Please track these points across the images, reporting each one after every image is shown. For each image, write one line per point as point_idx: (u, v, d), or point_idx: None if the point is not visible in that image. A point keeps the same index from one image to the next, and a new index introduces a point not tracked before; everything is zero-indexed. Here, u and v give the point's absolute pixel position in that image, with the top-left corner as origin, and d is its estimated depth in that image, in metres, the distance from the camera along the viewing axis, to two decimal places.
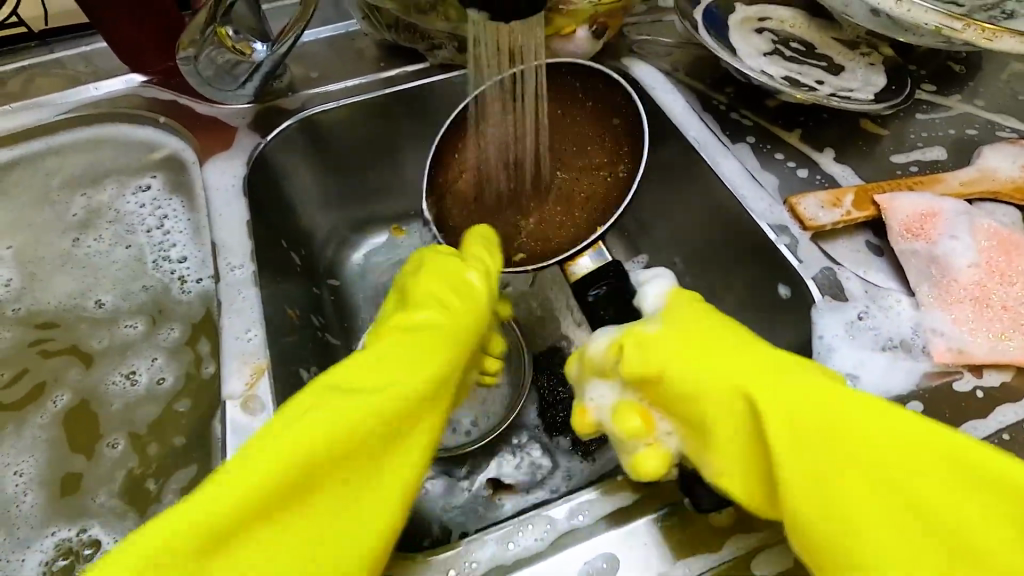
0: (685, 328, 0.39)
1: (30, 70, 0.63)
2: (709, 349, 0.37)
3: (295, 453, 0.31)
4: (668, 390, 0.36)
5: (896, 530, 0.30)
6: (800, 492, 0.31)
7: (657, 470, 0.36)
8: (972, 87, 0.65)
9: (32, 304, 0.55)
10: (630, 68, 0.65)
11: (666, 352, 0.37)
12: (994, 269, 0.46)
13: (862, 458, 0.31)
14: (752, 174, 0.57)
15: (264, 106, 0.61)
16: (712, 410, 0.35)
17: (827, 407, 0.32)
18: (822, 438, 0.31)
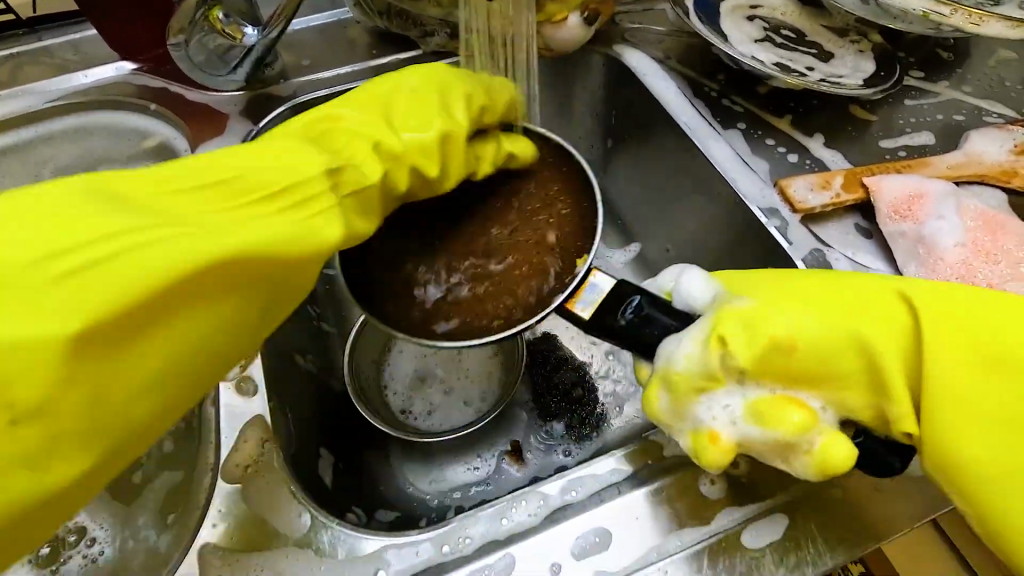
0: (764, 294, 0.38)
1: (18, 58, 0.62)
2: (805, 300, 0.37)
3: (192, 255, 0.28)
4: (798, 351, 0.35)
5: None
6: (978, 395, 0.32)
7: (845, 457, 0.33)
8: (960, 74, 0.66)
9: None
10: (621, 55, 0.65)
11: (773, 316, 0.36)
12: (979, 249, 0.47)
13: (1004, 326, 0.33)
14: (743, 159, 0.58)
15: (255, 93, 0.61)
16: (843, 357, 0.34)
17: (933, 319, 0.34)
18: (962, 323, 0.33)
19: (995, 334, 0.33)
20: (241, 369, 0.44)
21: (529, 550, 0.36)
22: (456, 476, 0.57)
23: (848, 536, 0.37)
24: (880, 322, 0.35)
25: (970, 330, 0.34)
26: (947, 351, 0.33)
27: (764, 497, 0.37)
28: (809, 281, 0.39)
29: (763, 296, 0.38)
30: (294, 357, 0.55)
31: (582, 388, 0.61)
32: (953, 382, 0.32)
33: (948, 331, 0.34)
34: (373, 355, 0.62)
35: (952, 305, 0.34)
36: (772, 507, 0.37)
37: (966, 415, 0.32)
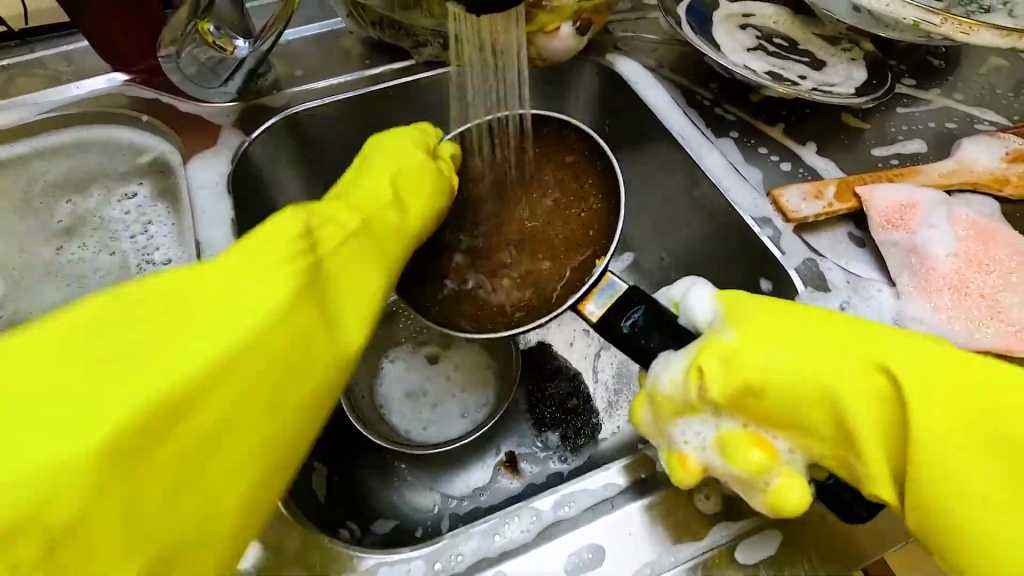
0: (756, 329, 0.37)
1: (9, 70, 0.62)
2: (790, 336, 0.36)
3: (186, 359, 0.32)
4: (773, 391, 0.35)
5: (1004, 478, 0.31)
6: (947, 448, 0.32)
7: (799, 500, 0.33)
8: (951, 82, 0.66)
9: (21, 311, 0.54)
10: (614, 64, 0.65)
11: (756, 354, 0.36)
12: (972, 259, 0.47)
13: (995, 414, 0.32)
14: (736, 168, 0.58)
15: (248, 104, 0.61)
16: (816, 399, 0.34)
17: (921, 371, 0.33)
18: (953, 400, 0.32)
19: (975, 397, 0.32)
20: None
21: (521, 567, 0.36)
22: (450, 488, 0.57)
23: (841, 550, 0.37)
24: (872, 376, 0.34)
25: (950, 386, 0.33)
26: (927, 406, 0.32)
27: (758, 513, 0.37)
28: (802, 314, 0.38)
29: (752, 328, 0.37)
30: None
31: (577, 398, 0.61)
32: (925, 440, 0.32)
33: (926, 386, 0.33)
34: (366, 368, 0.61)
35: (938, 364, 0.34)
36: (767, 522, 0.37)
37: (936, 470, 0.31)
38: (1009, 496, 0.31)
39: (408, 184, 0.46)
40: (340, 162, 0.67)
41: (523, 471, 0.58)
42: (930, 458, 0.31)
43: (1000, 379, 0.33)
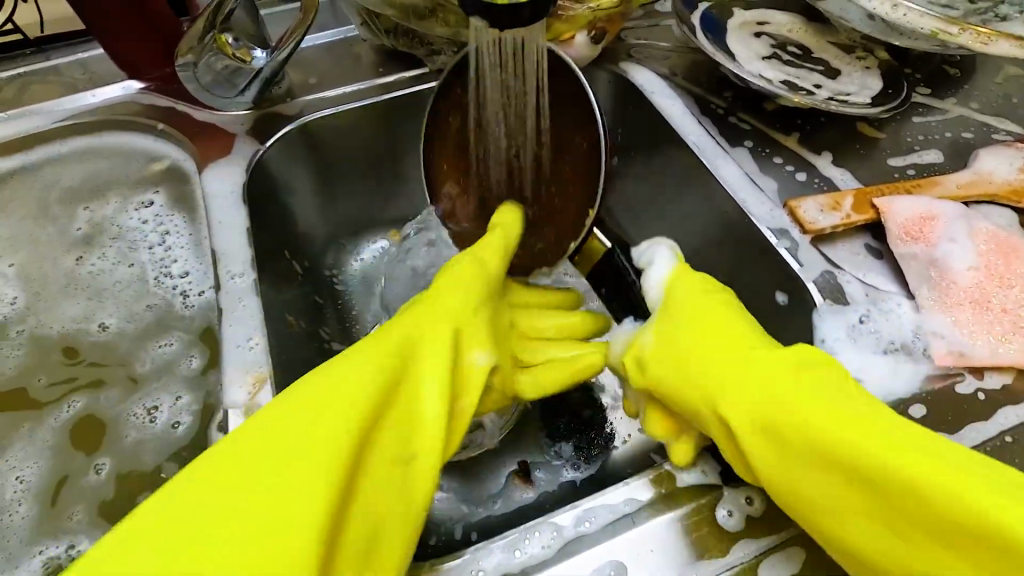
0: (663, 328, 0.42)
1: (25, 78, 0.62)
2: (697, 352, 0.40)
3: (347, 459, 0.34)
4: (671, 392, 0.40)
5: (849, 503, 0.33)
6: (816, 476, 0.34)
7: (687, 453, 0.40)
8: (967, 91, 0.66)
9: (36, 325, 0.54)
10: (627, 73, 0.65)
11: (664, 361, 0.41)
12: (993, 273, 0.47)
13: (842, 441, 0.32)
14: (752, 178, 0.57)
15: (262, 112, 0.61)
16: (703, 407, 0.38)
17: (804, 406, 0.34)
18: (808, 422, 0.34)
19: (835, 432, 0.33)
20: (250, 397, 0.43)
21: None
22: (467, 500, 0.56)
23: None
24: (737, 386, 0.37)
25: (834, 434, 0.33)
26: (797, 441, 0.34)
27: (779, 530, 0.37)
28: (730, 328, 0.40)
29: (668, 328, 0.42)
30: None
31: (591, 408, 0.61)
32: (772, 451, 0.35)
33: (803, 424, 0.34)
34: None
35: (832, 411, 0.33)
36: (787, 539, 0.37)
37: (776, 475, 0.35)
38: (872, 525, 0.32)
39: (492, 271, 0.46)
40: (353, 170, 0.67)
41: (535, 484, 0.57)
42: (794, 479, 0.34)
43: (875, 413, 0.33)
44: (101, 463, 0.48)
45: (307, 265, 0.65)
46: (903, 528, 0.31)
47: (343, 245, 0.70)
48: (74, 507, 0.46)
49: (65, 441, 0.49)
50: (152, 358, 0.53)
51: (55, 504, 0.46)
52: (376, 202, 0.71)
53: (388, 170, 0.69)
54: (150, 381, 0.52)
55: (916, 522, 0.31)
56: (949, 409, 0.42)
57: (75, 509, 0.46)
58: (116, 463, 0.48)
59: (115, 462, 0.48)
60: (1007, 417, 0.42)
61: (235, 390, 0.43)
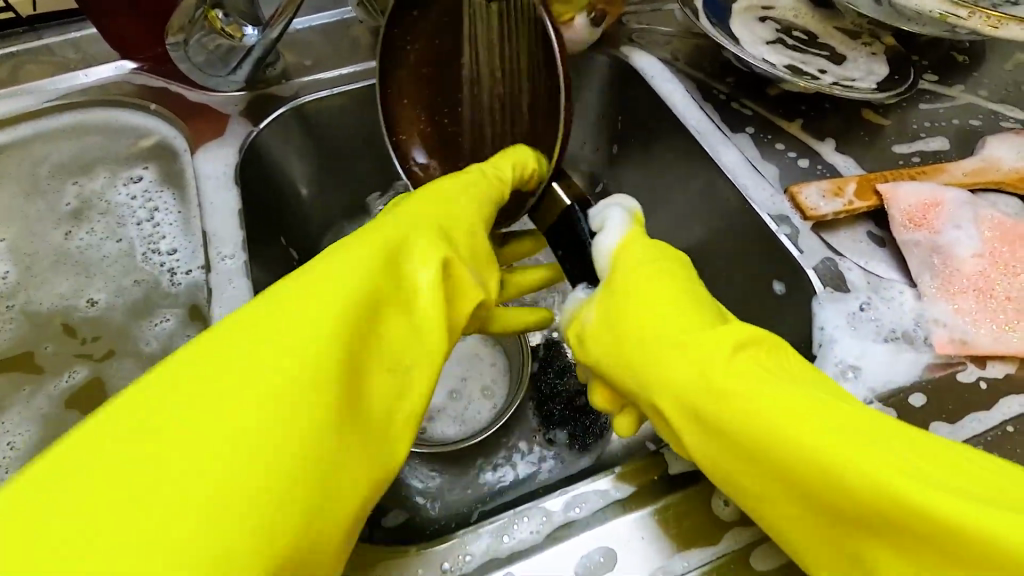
0: (610, 309, 0.40)
1: (18, 57, 0.62)
2: (635, 328, 0.38)
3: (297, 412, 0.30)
4: (610, 368, 0.39)
5: (810, 509, 0.31)
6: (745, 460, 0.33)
7: (629, 428, 0.42)
8: (976, 78, 0.65)
9: (27, 302, 0.52)
10: (628, 56, 0.63)
11: (602, 337, 0.40)
12: (997, 261, 0.45)
13: (801, 448, 0.30)
14: (753, 164, 0.56)
15: (257, 93, 0.60)
16: (642, 383, 0.37)
17: (731, 392, 0.33)
18: (758, 424, 0.32)
19: (787, 434, 0.31)
20: None
21: (533, 568, 0.35)
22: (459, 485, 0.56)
23: None
24: (683, 383, 0.35)
25: (763, 423, 0.32)
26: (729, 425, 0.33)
27: None
28: (669, 301, 0.39)
29: (611, 310, 0.40)
30: None
31: (586, 396, 0.59)
32: (722, 457, 0.34)
33: (750, 424, 0.32)
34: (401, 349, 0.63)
35: (764, 399, 0.32)
36: None
37: (729, 476, 0.34)
38: (792, 510, 0.32)
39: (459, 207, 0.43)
40: (348, 154, 0.66)
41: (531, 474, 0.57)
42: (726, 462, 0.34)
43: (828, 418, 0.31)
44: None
45: (301, 250, 0.64)
46: (821, 512, 0.31)
47: (338, 230, 0.69)
48: None
49: (55, 413, 0.48)
50: (154, 337, 0.51)
51: None
52: (371, 188, 0.70)
53: (384, 154, 0.68)
54: (156, 361, 0.50)
55: (835, 511, 0.30)
56: (950, 398, 0.41)
57: None
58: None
59: None
60: (1009, 406, 0.41)
61: None
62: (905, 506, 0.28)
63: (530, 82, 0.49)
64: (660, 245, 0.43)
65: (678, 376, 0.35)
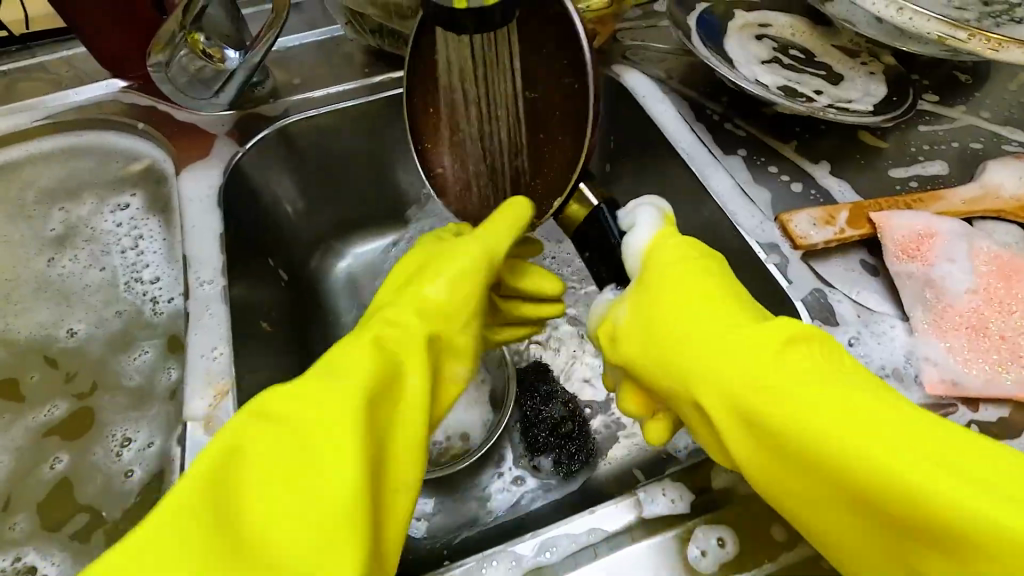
0: (648, 308, 0.39)
1: (11, 75, 0.62)
2: (674, 328, 0.37)
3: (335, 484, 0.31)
4: (645, 365, 0.39)
5: (855, 513, 0.31)
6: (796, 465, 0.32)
7: (662, 434, 0.41)
8: (978, 98, 0.63)
9: (7, 330, 0.52)
10: (620, 76, 0.62)
11: (637, 338, 0.39)
12: (993, 295, 0.44)
13: (850, 454, 0.29)
14: (743, 188, 0.55)
15: (244, 113, 0.60)
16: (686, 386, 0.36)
17: (787, 399, 0.32)
18: (804, 423, 0.31)
19: (836, 433, 0.30)
20: (211, 408, 0.42)
21: None
22: (438, 512, 0.55)
23: None
24: (726, 381, 0.34)
25: (819, 427, 0.30)
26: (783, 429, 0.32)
27: (749, 565, 0.36)
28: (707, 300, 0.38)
29: (647, 311, 0.39)
30: None
31: (572, 422, 0.58)
32: (762, 455, 0.33)
33: (796, 422, 0.31)
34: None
35: (814, 400, 0.31)
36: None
37: (773, 479, 0.33)
38: (836, 511, 0.31)
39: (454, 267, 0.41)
40: (338, 172, 0.66)
41: (513, 502, 0.56)
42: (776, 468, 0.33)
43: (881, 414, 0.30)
44: (58, 457, 0.47)
45: (289, 270, 0.64)
46: (866, 514, 0.30)
47: (328, 248, 0.69)
48: (17, 515, 0.45)
49: (29, 446, 0.48)
50: (136, 370, 0.51)
51: (7, 506, 0.45)
52: (361, 206, 0.69)
53: (375, 172, 0.68)
54: (139, 394, 0.50)
55: (890, 518, 0.29)
56: None
57: (18, 516, 0.45)
58: (72, 459, 0.47)
59: (71, 459, 0.47)
60: None
61: (197, 402, 0.42)
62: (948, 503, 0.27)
63: (557, 82, 0.45)
64: (691, 239, 0.43)
65: (715, 374, 0.35)
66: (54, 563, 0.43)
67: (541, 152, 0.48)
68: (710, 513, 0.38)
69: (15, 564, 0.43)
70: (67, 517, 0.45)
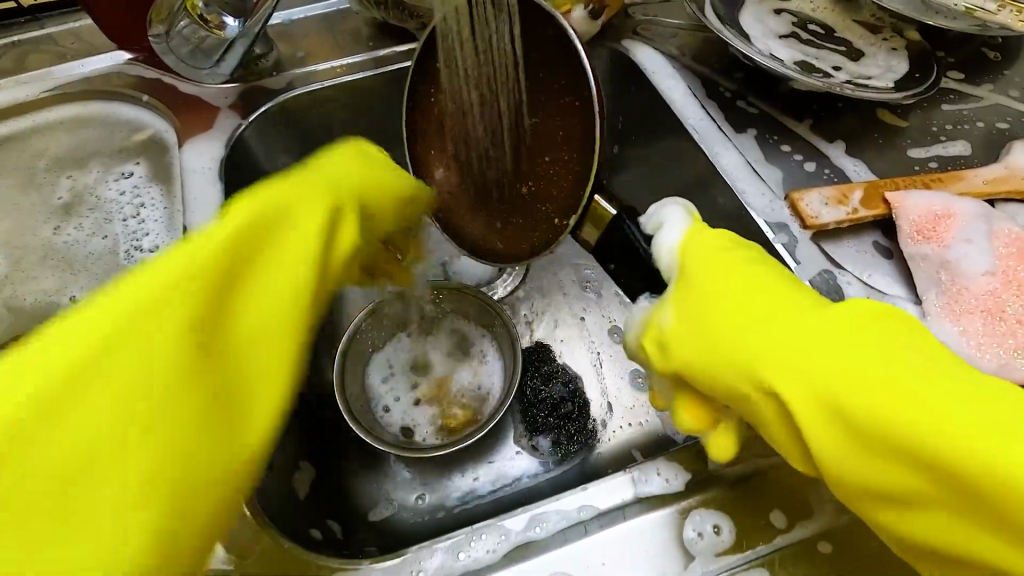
0: (693, 301, 0.34)
1: (22, 47, 0.62)
2: (730, 316, 0.32)
3: (242, 322, 0.30)
4: (701, 367, 0.32)
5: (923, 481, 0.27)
6: (853, 454, 0.28)
7: (728, 447, 0.35)
8: (1007, 77, 0.60)
9: (12, 297, 0.52)
10: (630, 50, 0.61)
11: (689, 334, 0.33)
12: (1010, 279, 0.42)
13: (922, 410, 0.26)
14: (753, 166, 0.53)
15: (249, 86, 0.59)
16: (747, 382, 0.31)
17: (841, 396, 0.28)
18: (876, 389, 0.27)
19: (915, 391, 0.27)
20: None
21: None
22: (432, 488, 0.55)
23: None
24: (801, 356, 0.29)
25: (887, 419, 0.27)
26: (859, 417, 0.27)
27: (746, 547, 0.36)
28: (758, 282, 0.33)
29: (693, 306, 0.34)
30: None
31: (572, 403, 0.58)
32: (843, 442, 0.28)
33: (885, 392, 0.27)
34: (377, 337, 0.60)
35: (888, 374, 0.27)
36: (752, 559, 0.35)
37: (846, 462, 0.28)
38: (901, 480, 0.27)
39: (366, 174, 0.39)
40: None
41: (508, 480, 0.56)
42: (830, 459, 0.28)
43: (925, 359, 0.28)
44: None
45: None
46: (926, 475, 0.26)
47: None
48: None
49: None
50: None
51: None
52: None
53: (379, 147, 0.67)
54: None
55: (952, 477, 0.26)
56: None
57: None
58: None
59: None
60: None
61: None
62: (1005, 458, 0.24)
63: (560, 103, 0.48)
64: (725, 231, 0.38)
65: (767, 351, 0.30)
66: None
67: (546, 175, 0.50)
68: (706, 493, 0.37)
69: None
70: None
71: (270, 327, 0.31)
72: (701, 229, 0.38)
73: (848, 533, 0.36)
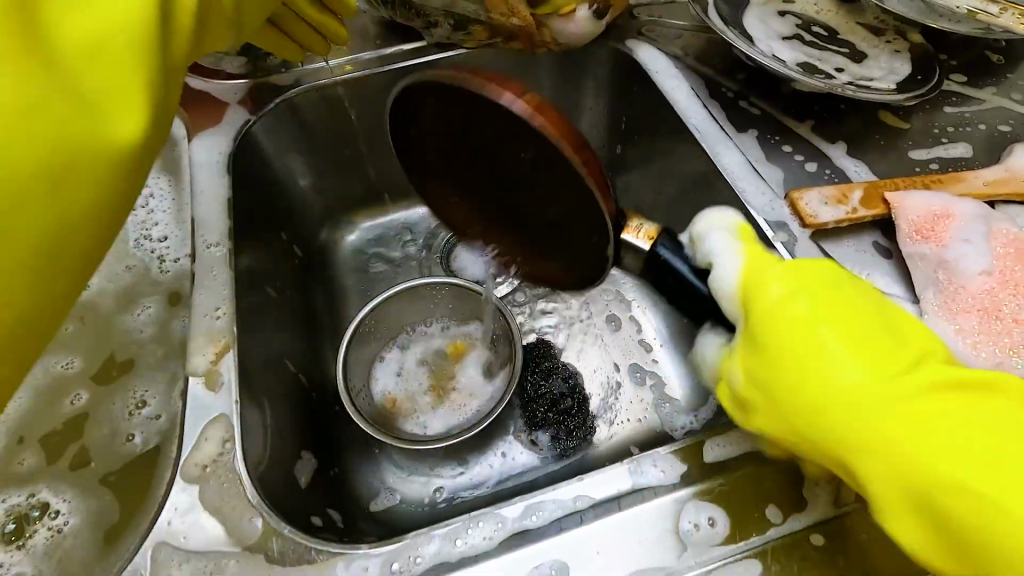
0: (766, 341, 0.36)
1: None
2: (806, 359, 0.35)
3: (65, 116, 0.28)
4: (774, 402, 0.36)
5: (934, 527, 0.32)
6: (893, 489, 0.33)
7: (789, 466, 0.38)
8: (1010, 80, 0.60)
9: None
10: (633, 50, 0.62)
11: (766, 368, 0.36)
12: (1008, 279, 0.43)
13: (951, 471, 0.32)
14: (755, 166, 0.54)
15: (257, 82, 0.60)
16: (823, 423, 0.34)
17: (918, 461, 0.33)
18: (918, 446, 0.33)
19: (948, 456, 0.32)
20: (212, 363, 0.43)
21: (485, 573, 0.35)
22: (433, 480, 0.56)
23: None
24: (869, 407, 0.34)
25: (952, 474, 0.32)
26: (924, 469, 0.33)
27: (739, 538, 0.36)
28: (869, 315, 0.37)
29: (767, 346, 0.36)
30: (287, 362, 0.55)
31: (572, 399, 0.58)
32: (884, 479, 0.33)
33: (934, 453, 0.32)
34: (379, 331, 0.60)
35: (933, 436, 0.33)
36: (745, 550, 0.36)
37: (881, 494, 0.34)
38: (918, 524, 0.33)
39: None
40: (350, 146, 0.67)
41: (509, 472, 0.56)
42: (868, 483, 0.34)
43: (972, 422, 0.33)
44: (77, 394, 0.49)
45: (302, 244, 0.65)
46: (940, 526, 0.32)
47: (337, 221, 0.71)
48: (28, 452, 0.47)
49: (46, 390, 0.49)
50: (144, 323, 0.52)
51: (21, 440, 0.47)
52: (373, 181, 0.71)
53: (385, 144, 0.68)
54: (147, 347, 0.51)
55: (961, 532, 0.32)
56: None
57: (28, 454, 0.47)
58: (90, 398, 0.49)
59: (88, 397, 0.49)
60: None
61: (199, 355, 0.44)
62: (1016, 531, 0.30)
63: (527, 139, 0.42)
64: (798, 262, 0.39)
65: (840, 398, 0.34)
66: (64, 496, 0.45)
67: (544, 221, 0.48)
68: (702, 483, 0.38)
69: (29, 499, 0.45)
70: (76, 454, 0.47)
71: (88, 140, 0.29)
72: (750, 235, 0.42)
73: (841, 527, 0.36)
